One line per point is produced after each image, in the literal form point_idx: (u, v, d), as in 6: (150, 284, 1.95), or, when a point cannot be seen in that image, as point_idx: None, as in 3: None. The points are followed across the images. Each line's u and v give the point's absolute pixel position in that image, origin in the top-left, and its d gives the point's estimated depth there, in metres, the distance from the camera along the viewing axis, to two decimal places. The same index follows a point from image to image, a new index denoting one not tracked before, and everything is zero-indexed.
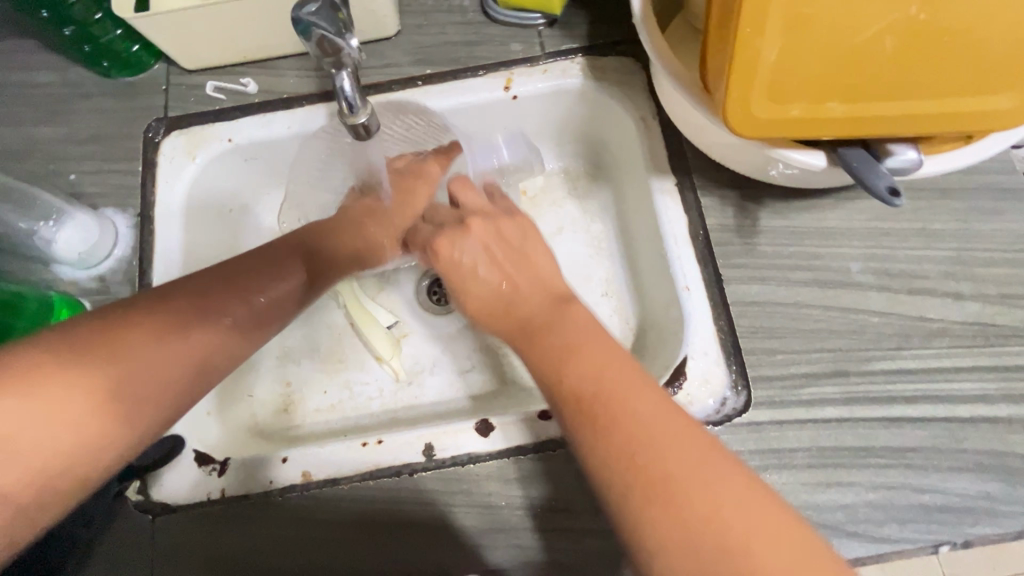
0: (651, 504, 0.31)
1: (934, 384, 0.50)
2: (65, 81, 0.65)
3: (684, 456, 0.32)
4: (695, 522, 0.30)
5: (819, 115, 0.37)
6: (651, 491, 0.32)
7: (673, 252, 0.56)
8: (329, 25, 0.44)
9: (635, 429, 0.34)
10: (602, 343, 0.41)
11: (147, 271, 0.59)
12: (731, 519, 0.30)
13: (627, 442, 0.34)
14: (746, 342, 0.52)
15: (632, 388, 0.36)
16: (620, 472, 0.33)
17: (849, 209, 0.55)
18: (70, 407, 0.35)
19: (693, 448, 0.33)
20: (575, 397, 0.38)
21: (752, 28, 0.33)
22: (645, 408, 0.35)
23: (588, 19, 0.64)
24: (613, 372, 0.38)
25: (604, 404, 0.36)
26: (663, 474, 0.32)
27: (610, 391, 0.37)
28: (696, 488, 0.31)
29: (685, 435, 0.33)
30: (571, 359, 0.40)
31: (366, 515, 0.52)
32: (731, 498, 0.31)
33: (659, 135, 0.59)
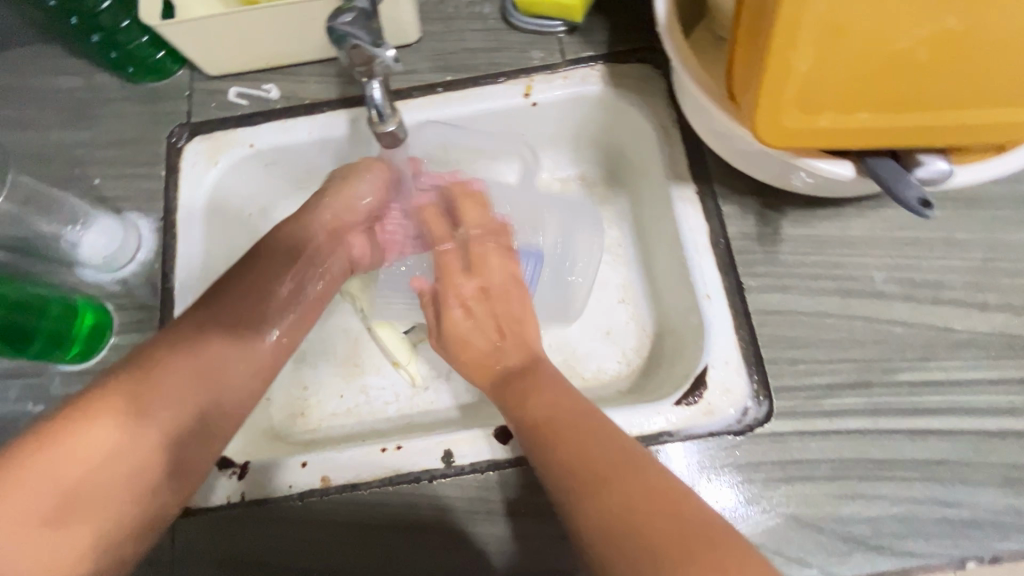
0: (615, 535, 0.37)
1: (959, 396, 0.49)
2: (90, 86, 0.66)
3: (647, 491, 0.39)
4: (648, 548, 0.35)
5: (851, 125, 0.36)
6: (616, 522, 0.37)
7: (693, 260, 0.55)
8: (364, 34, 0.44)
9: (605, 470, 0.40)
10: (572, 398, 0.49)
11: (169, 275, 0.60)
12: (676, 545, 0.35)
13: (598, 481, 0.40)
14: (768, 351, 0.52)
15: (599, 438, 0.43)
16: (590, 507, 0.39)
17: (872, 218, 0.54)
18: (110, 429, 0.42)
19: (653, 487, 0.39)
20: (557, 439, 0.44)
21: (787, 35, 0.33)
22: (610, 452, 0.42)
23: (608, 26, 0.64)
24: (585, 425, 0.45)
25: (576, 451, 0.42)
26: (624, 507, 0.38)
27: (581, 439, 0.43)
28: (654, 521, 0.37)
29: (645, 474, 0.40)
30: (548, 416, 0.47)
31: (385, 521, 0.52)
32: (682, 529, 0.36)
33: (680, 142, 0.59)
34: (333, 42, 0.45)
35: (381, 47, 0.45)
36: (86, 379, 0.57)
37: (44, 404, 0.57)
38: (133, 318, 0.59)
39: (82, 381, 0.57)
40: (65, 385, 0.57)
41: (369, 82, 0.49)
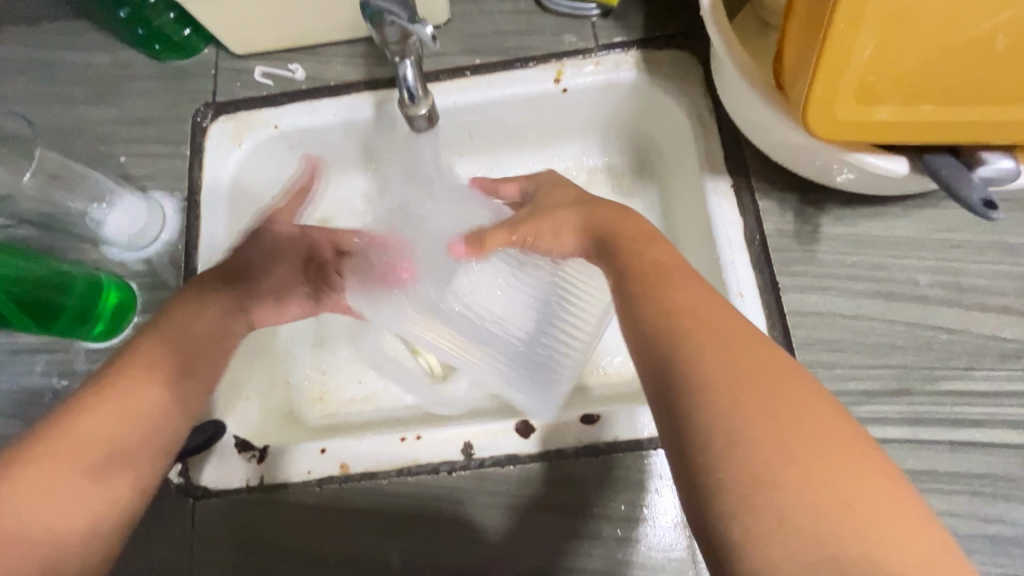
0: (737, 438, 0.31)
1: (1006, 408, 0.47)
2: (117, 62, 0.66)
3: (768, 394, 0.33)
4: (774, 455, 0.30)
5: (909, 118, 0.34)
6: (743, 432, 0.31)
7: (727, 257, 0.53)
8: (401, 11, 0.43)
9: (719, 367, 0.34)
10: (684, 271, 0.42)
11: (192, 256, 0.60)
12: (805, 448, 0.31)
13: (711, 379, 0.34)
14: (802, 354, 0.50)
15: (721, 321, 0.37)
16: (709, 398, 0.33)
17: (919, 218, 0.52)
18: (151, 385, 0.46)
19: (777, 388, 0.33)
20: (669, 317, 0.38)
21: (848, 23, 0.31)
22: (733, 344, 0.35)
23: (644, 10, 0.62)
24: (710, 308, 0.38)
25: (699, 335, 0.36)
26: (747, 409, 0.32)
27: (706, 324, 0.37)
28: (790, 433, 0.31)
29: (777, 376, 0.34)
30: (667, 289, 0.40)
31: (403, 510, 0.51)
32: (818, 441, 0.31)
33: (716, 133, 0.57)
34: (368, 19, 0.44)
35: (418, 23, 0.43)
36: (110, 357, 0.57)
37: (68, 381, 0.57)
38: (156, 298, 0.59)
39: (106, 359, 0.57)
40: (89, 362, 0.57)
41: (404, 62, 0.47)
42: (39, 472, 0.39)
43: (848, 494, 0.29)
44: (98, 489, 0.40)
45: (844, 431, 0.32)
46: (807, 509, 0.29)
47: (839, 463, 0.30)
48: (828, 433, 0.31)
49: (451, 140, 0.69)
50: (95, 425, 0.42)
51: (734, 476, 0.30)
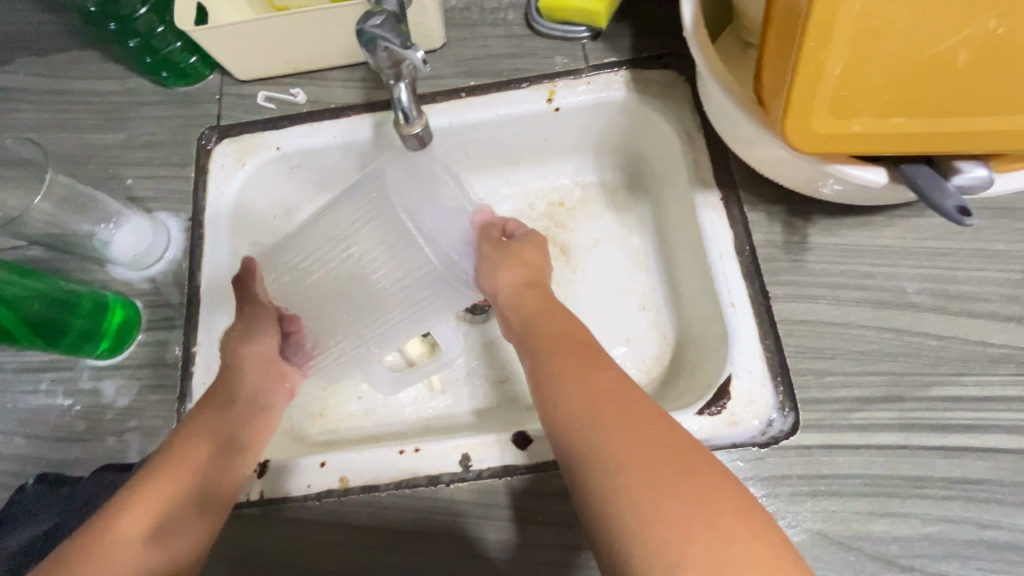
0: (599, 458, 0.39)
1: (997, 413, 0.47)
2: (126, 89, 0.68)
3: (624, 425, 0.40)
4: (625, 472, 0.37)
5: (884, 131, 0.36)
6: (612, 457, 0.38)
7: (717, 268, 0.54)
8: (393, 36, 0.45)
9: (603, 398, 0.42)
10: (587, 336, 0.49)
11: (195, 274, 0.61)
12: (648, 467, 0.37)
13: (599, 408, 0.41)
14: (794, 362, 0.51)
15: (598, 366, 0.45)
16: (581, 427, 0.41)
17: (904, 227, 0.53)
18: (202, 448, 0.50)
19: (634, 418, 0.40)
20: (563, 364, 0.46)
21: (819, 41, 0.32)
22: (603, 381, 0.43)
23: (633, 32, 0.64)
24: (589, 355, 0.47)
25: (578, 380, 0.44)
26: (610, 436, 0.39)
27: (589, 370, 0.45)
28: (643, 458, 0.38)
29: (637, 409, 0.41)
30: (560, 338, 0.49)
31: (401, 523, 0.52)
32: (659, 466, 0.37)
33: (704, 148, 0.59)
34: (363, 45, 0.46)
35: (410, 48, 0.45)
36: (114, 374, 0.58)
37: (73, 398, 0.58)
38: (160, 315, 0.61)
39: (109, 376, 0.58)
40: (93, 379, 0.58)
41: (397, 84, 0.49)
42: (141, 503, 0.45)
43: (683, 507, 0.35)
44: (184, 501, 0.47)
45: (703, 478, 0.37)
46: (645, 519, 0.35)
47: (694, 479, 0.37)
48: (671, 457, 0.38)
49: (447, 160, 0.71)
50: (183, 459, 0.49)
51: (603, 491, 0.37)
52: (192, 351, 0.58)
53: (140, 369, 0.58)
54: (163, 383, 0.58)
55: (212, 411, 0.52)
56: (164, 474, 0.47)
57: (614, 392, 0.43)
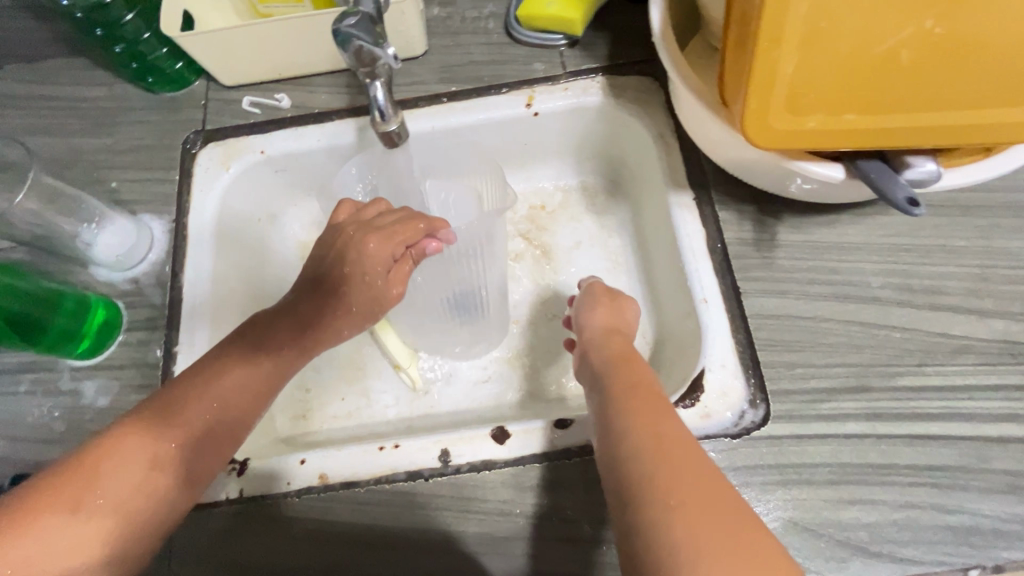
0: (659, 494, 0.39)
1: (960, 401, 0.49)
2: (112, 95, 0.69)
3: (694, 467, 0.40)
4: (689, 511, 0.37)
5: (838, 127, 0.37)
6: (673, 493, 0.39)
7: (691, 265, 0.56)
8: (367, 35, 0.46)
9: (671, 439, 0.43)
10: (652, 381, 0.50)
11: (179, 275, 0.62)
12: (711, 511, 0.38)
13: (666, 450, 0.42)
14: (765, 354, 0.52)
15: (661, 408, 0.46)
16: (644, 458, 0.41)
17: (868, 224, 0.55)
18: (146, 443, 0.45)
19: (701, 465, 0.41)
20: (627, 401, 0.46)
21: (771, 41, 0.34)
22: (667, 426, 0.44)
23: (609, 40, 0.66)
24: (654, 396, 0.47)
25: (643, 418, 0.44)
26: (681, 476, 0.40)
27: (656, 416, 0.45)
28: (707, 505, 0.38)
29: (701, 454, 0.42)
30: (630, 374, 0.50)
31: (382, 518, 0.52)
32: (722, 514, 0.37)
33: (677, 151, 0.61)
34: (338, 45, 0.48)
35: (384, 47, 0.47)
36: (94, 374, 0.58)
37: (52, 399, 0.58)
38: (142, 317, 0.61)
39: (90, 377, 0.58)
40: (74, 380, 0.58)
41: (374, 84, 0.51)
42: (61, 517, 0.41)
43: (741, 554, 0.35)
44: (114, 498, 0.43)
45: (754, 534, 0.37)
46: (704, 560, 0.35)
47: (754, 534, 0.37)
48: (730, 507, 0.38)
49: None
50: (118, 470, 0.44)
51: (656, 528, 0.37)
52: (173, 351, 0.58)
53: (122, 369, 0.59)
54: (144, 383, 0.58)
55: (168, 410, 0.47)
56: (100, 471, 0.43)
57: (681, 437, 0.43)
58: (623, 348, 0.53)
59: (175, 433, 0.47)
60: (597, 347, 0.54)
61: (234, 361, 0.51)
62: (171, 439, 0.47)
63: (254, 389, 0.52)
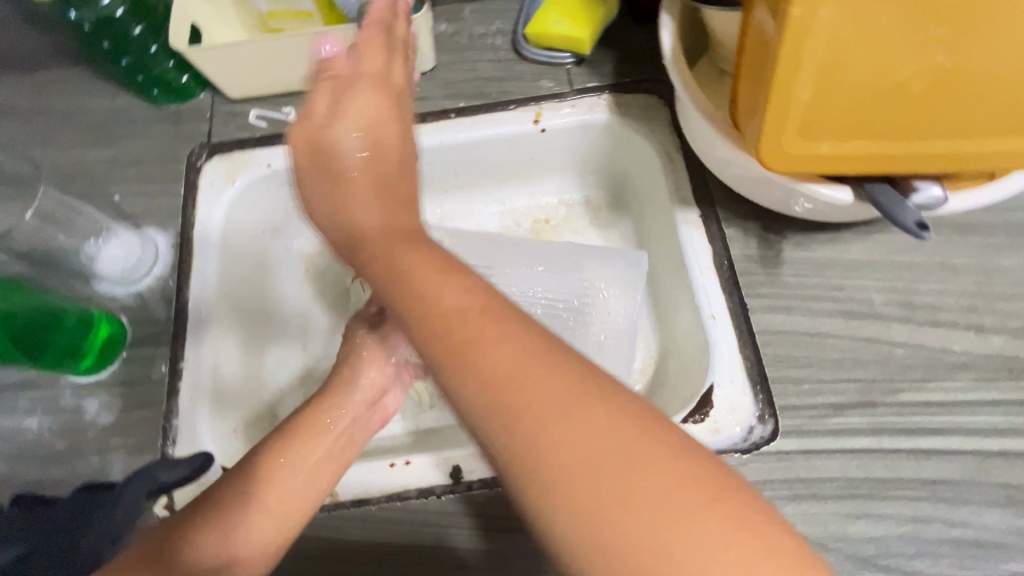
0: (507, 417, 0.31)
1: (961, 416, 0.50)
2: (115, 106, 0.69)
3: (591, 439, 0.29)
4: (532, 410, 0.31)
5: (849, 152, 0.39)
6: (501, 382, 0.32)
7: (698, 282, 0.57)
8: None
9: (498, 373, 0.32)
10: (461, 266, 0.40)
11: (183, 289, 0.61)
12: (556, 384, 0.31)
13: (507, 388, 0.31)
14: (772, 370, 0.53)
15: (479, 327, 0.34)
16: (524, 454, 0.30)
17: (870, 242, 0.56)
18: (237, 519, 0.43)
19: (598, 448, 0.29)
20: (458, 360, 0.33)
21: (788, 70, 0.35)
22: (483, 330, 0.34)
23: (615, 59, 0.67)
24: (471, 324, 0.34)
25: (485, 344, 0.33)
26: (474, 351, 0.33)
27: (473, 351, 0.33)
28: (581, 442, 0.29)
29: (596, 412, 0.30)
30: (430, 306, 0.36)
31: (392, 535, 0.52)
32: (559, 392, 0.31)
33: (684, 168, 0.62)
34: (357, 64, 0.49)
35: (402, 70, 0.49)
36: (97, 391, 0.57)
37: (53, 417, 0.57)
38: (146, 332, 0.60)
39: (93, 394, 0.57)
40: (76, 397, 0.57)
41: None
42: None
43: (586, 428, 0.30)
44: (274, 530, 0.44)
45: (704, 484, 0.28)
46: (560, 439, 0.30)
47: (582, 394, 0.31)
48: (585, 397, 0.31)
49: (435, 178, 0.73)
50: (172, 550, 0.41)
51: (517, 436, 0.31)
52: (178, 368, 0.58)
53: (125, 386, 0.58)
54: (149, 400, 0.57)
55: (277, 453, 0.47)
56: (223, 526, 0.42)
57: (495, 329, 0.34)
58: (397, 258, 0.40)
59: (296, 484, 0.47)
60: (394, 298, 0.39)
61: (309, 419, 0.51)
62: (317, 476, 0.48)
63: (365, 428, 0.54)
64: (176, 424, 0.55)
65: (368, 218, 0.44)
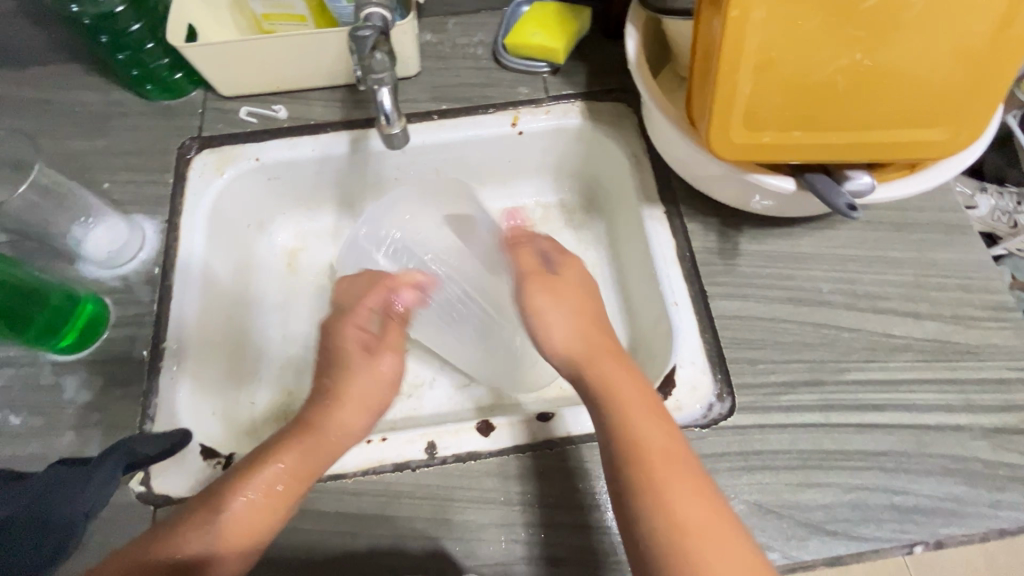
0: (679, 535, 0.43)
1: (901, 394, 0.54)
2: (108, 100, 0.71)
3: (716, 546, 0.43)
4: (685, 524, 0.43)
5: (788, 142, 0.43)
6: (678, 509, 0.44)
7: (662, 271, 0.61)
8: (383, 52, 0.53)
9: (665, 484, 0.45)
10: (645, 393, 0.51)
11: (168, 273, 0.63)
12: (698, 501, 0.45)
13: (687, 532, 0.43)
14: (729, 352, 0.57)
15: (672, 467, 0.46)
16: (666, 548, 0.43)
17: (819, 237, 0.61)
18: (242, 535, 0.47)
19: (718, 540, 0.43)
20: (659, 505, 0.44)
21: (729, 66, 0.40)
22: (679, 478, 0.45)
23: (587, 69, 0.73)
24: (670, 471, 0.46)
25: (666, 473, 0.46)
26: (666, 494, 0.45)
27: (654, 481, 0.45)
28: (715, 551, 0.42)
29: (719, 528, 0.44)
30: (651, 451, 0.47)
31: (366, 507, 0.53)
32: (712, 522, 0.44)
33: (650, 169, 0.66)
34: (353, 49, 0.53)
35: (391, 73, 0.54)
36: (76, 370, 0.58)
37: (31, 394, 0.57)
38: (129, 313, 0.61)
39: (72, 371, 0.58)
40: (55, 374, 0.58)
41: (381, 88, 0.52)
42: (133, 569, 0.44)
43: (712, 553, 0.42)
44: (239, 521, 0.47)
45: None
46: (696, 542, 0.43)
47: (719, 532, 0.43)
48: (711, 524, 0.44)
49: (417, 178, 0.77)
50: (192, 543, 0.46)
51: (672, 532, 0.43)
52: (161, 347, 0.59)
53: (105, 365, 0.59)
54: (129, 378, 0.58)
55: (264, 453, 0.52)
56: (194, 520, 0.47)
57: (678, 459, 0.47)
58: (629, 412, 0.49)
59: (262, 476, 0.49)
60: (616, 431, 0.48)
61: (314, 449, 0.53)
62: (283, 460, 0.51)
63: (366, 403, 0.57)
64: (156, 403, 0.57)
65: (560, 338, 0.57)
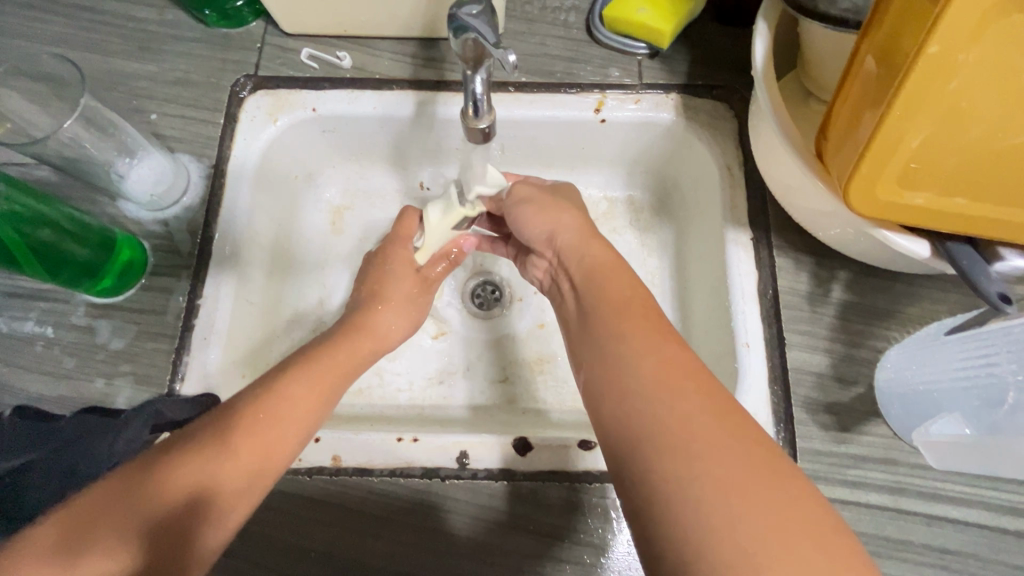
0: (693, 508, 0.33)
1: (982, 491, 0.49)
2: (163, 20, 0.66)
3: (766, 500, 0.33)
4: (681, 458, 0.35)
5: (944, 209, 0.37)
6: (699, 470, 0.34)
7: (738, 306, 0.55)
8: (487, 32, 0.38)
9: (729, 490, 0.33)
10: (742, 461, 0.35)
11: (210, 225, 0.59)
12: (734, 469, 0.34)
13: (676, 404, 0.38)
14: (798, 410, 0.52)
15: (737, 466, 0.34)
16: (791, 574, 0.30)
17: (926, 296, 0.54)
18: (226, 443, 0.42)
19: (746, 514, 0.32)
20: (696, 477, 0.34)
21: (902, 114, 0.33)
22: (697, 414, 0.37)
23: (690, 58, 0.64)
24: (746, 506, 0.33)
25: (645, 401, 0.39)
26: (726, 499, 0.33)
27: (722, 510, 0.33)
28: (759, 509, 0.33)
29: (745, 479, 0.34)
30: (626, 362, 0.42)
31: (390, 510, 0.51)
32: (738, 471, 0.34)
33: (743, 186, 0.59)
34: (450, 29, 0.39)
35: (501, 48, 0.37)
36: (110, 314, 0.56)
37: (64, 330, 0.56)
38: (169, 263, 0.58)
39: (107, 316, 0.56)
40: (89, 316, 0.56)
41: (475, 75, 0.42)
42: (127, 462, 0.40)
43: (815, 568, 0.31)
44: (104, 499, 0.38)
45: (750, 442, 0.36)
46: (715, 515, 0.32)
47: (818, 542, 0.32)
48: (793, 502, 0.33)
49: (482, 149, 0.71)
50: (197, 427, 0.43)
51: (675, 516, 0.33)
52: (196, 304, 0.56)
53: (139, 314, 0.56)
54: (162, 331, 0.56)
55: (267, 398, 0.45)
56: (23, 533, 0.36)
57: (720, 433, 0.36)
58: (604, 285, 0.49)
59: (262, 436, 0.43)
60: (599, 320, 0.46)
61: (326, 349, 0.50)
62: (300, 407, 0.46)
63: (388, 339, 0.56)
64: (186, 361, 0.54)
65: (682, 390, 0.38)
